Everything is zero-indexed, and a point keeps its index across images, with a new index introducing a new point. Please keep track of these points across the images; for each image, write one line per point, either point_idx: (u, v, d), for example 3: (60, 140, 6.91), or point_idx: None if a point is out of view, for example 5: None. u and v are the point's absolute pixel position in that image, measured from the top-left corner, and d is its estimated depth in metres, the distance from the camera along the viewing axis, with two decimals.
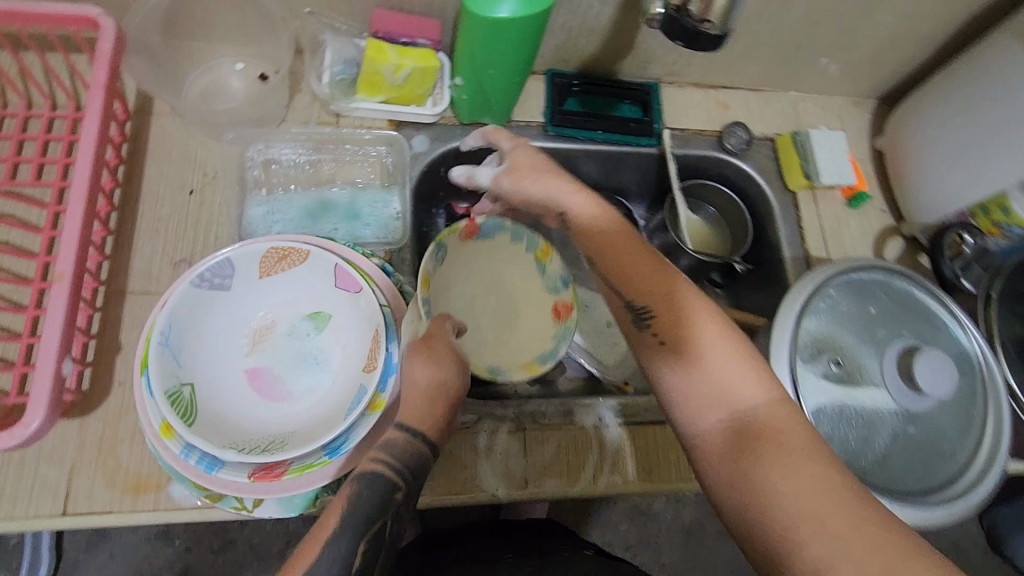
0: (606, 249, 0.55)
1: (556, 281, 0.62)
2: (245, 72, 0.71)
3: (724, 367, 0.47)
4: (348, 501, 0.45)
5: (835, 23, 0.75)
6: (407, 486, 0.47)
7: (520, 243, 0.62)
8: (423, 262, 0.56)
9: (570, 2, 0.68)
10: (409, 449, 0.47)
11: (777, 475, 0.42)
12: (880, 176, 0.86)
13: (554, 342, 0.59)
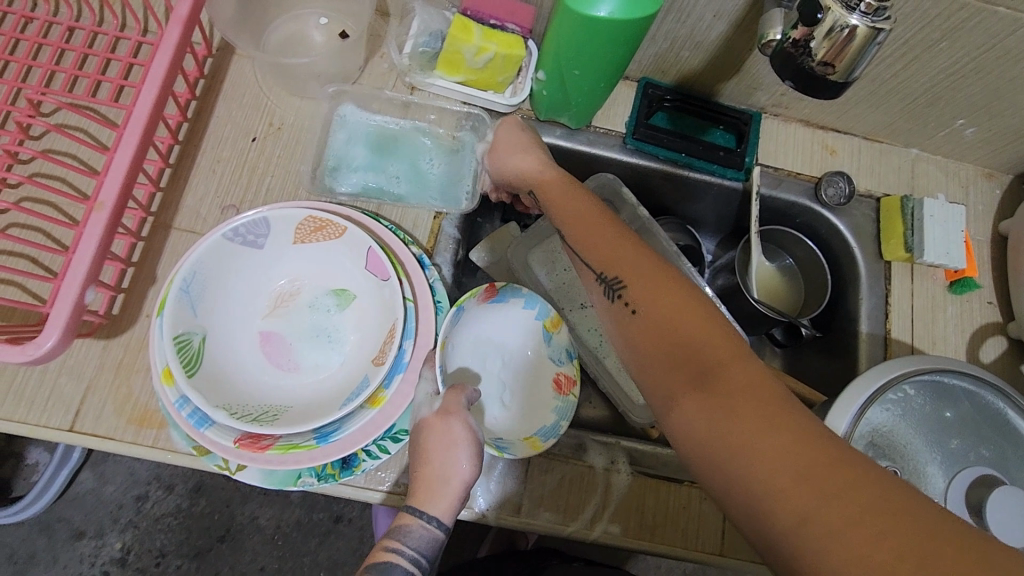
0: (576, 223, 0.56)
1: (561, 353, 0.67)
2: (328, 27, 0.69)
3: (680, 329, 0.45)
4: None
5: (983, 82, 0.65)
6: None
7: (532, 311, 0.67)
8: (441, 326, 0.55)
9: (679, 10, 0.62)
10: (426, 537, 0.44)
11: (748, 446, 0.38)
12: (996, 263, 0.75)
13: (555, 417, 0.63)
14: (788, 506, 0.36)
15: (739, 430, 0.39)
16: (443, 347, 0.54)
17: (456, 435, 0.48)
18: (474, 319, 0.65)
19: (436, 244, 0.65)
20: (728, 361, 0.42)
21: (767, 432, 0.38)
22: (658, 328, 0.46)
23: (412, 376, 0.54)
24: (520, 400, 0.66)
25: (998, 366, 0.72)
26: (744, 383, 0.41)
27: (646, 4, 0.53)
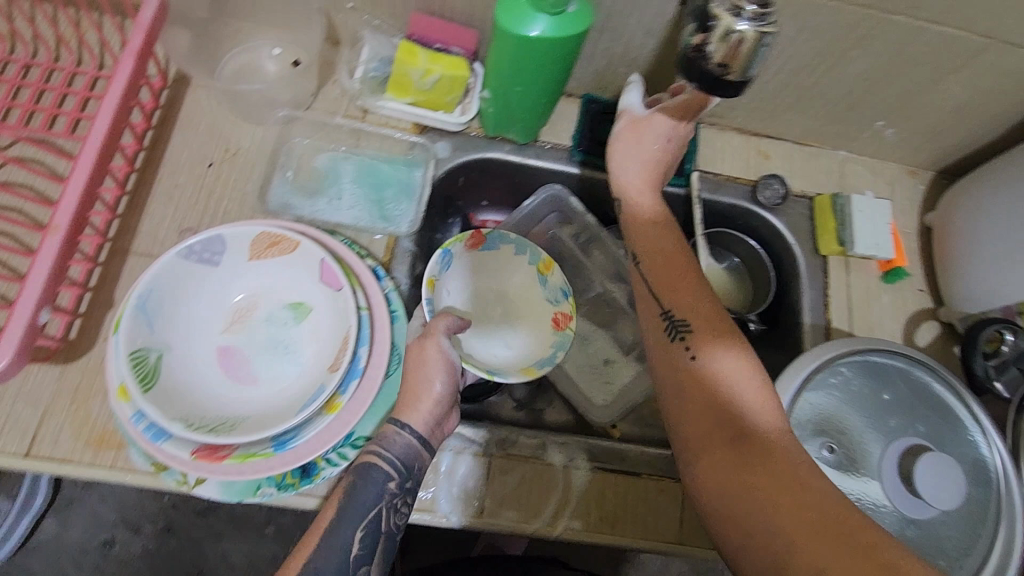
0: (657, 260, 0.61)
1: (556, 293, 0.72)
2: (280, 57, 0.72)
3: (735, 391, 0.50)
4: (342, 497, 0.49)
5: (893, 86, 0.70)
6: (401, 480, 0.50)
7: (524, 255, 0.74)
8: (429, 267, 0.67)
9: (612, 30, 0.67)
10: (401, 443, 0.51)
11: (775, 507, 0.43)
12: (924, 254, 0.80)
13: (552, 349, 0.69)
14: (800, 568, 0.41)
15: (750, 479, 0.45)
16: (431, 285, 0.65)
17: (434, 359, 0.54)
18: (469, 267, 0.73)
19: (393, 257, 0.67)
20: (770, 424, 0.48)
21: (778, 480, 0.44)
22: (712, 381, 0.51)
23: (370, 383, 0.56)
24: (512, 342, 0.72)
25: (933, 349, 0.76)
26: (773, 446, 0.47)
27: (575, 24, 0.57)
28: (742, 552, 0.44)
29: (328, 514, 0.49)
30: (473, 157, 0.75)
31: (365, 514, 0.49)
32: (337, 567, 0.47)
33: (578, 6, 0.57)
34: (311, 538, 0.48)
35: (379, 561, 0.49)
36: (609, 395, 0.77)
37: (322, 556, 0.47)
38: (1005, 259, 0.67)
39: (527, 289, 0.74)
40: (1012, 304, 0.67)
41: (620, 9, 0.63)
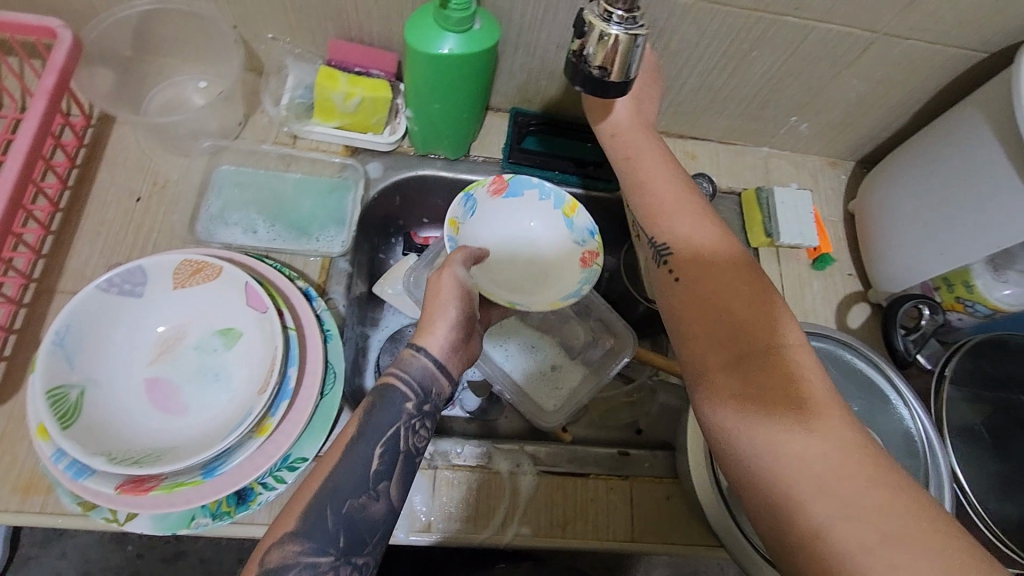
0: (640, 184, 0.59)
1: (582, 233, 0.71)
2: (206, 90, 0.74)
3: (728, 304, 0.49)
4: (361, 414, 0.50)
5: (799, 82, 0.74)
6: (420, 402, 0.51)
7: (549, 200, 0.72)
8: (452, 209, 0.69)
9: (526, 44, 0.69)
10: (419, 368, 0.52)
11: (784, 431, 0.43)
12: (850, 240, 0.84)
13: (579, 283, 0.68)
14: (806, 487, 0.41)
15: (752, 397, 0.45)
16: (453, 226, 0.68)
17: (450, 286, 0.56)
18: (496, 215, 0.72)
19: (328, 278, 0.68)
20: (803, 372, 0.45)
21: (797, 439, 0.42)
22: (745, 336, 0.47)
23: (303, 403, 0.55)
24: (539, 283, 0.70)
25: (865, 330, 0.79)
26: (795, 402, 0.43)
27: (482, 39, 0.59)
28: (741, 470, 0.44)
29: (349, 427, 0.49)
30: (404, 176, 0.75)
31: (386, 429, 0.49)
32: (358, 480, 0.47)
33: (484, 23, 0.60)
34: (332, 452, 0.48)
35: (398, 480, 0.49)
36: (559, 399, 0.77)
37: (344, 467, 0.47)
38: (918, 238, 0.70)
39: (553, 233, 0.72)
40: (929, 281, 0.72)
41: (530, 24, 0.66)
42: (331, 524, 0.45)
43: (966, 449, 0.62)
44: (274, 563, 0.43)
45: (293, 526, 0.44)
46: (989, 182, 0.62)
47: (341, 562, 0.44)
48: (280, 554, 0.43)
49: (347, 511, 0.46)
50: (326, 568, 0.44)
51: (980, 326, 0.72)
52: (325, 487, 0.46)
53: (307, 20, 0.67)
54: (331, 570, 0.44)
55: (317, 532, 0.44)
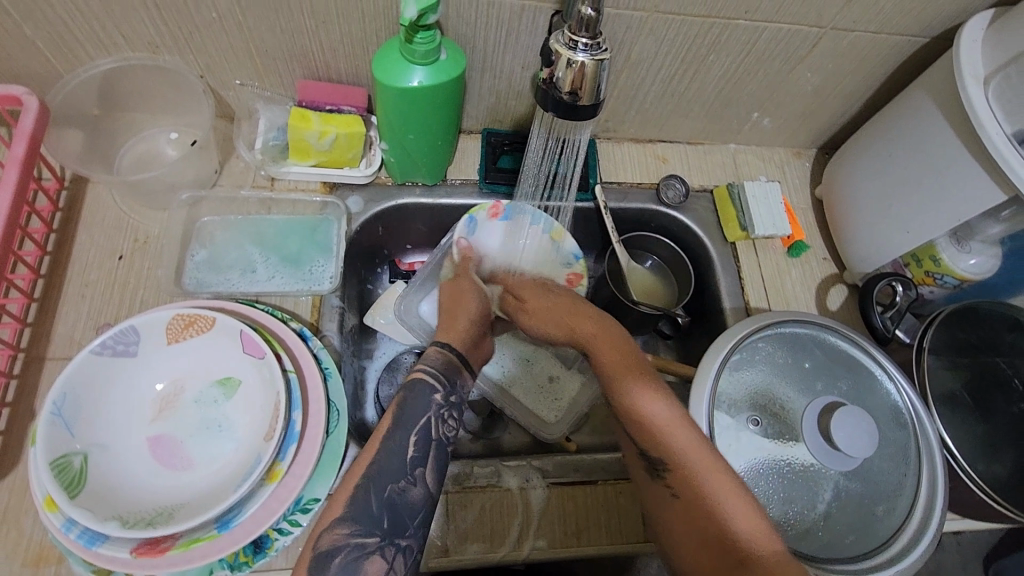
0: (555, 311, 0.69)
1: (568, 256, 0.79)
2: (178, 141, 0.74)
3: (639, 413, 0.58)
4: (399, 407, 0.55)
5: (756, 80, 0.77)
6: (446, 394, 0.58)
7: (539, 225, 0.78)
8: (456, 230, 0.76)
9: (492, 68, 0.71)
10: (440, 357, 0.60)
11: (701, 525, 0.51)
12: (821, 225, 0.87)
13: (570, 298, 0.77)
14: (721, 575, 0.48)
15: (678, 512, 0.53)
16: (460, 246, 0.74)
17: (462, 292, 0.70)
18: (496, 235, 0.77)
19: (321, 316, 0.69)
20: (697, 464, 0.53)
21: (712, 530, 0.50)
22: (616, 394, 0.61)
23: (310, 444, 0.55)
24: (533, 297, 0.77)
25: (844, 310, 0.82)
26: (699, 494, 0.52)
27: (450, 69, 0.61)
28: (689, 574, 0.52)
29: (389, 417, 0.55)
30: (384, 207, 0.76)
31: (420, 417, 0.55)
32: (397, 467, 0.52)
33: (449, 54, 0.61)
34: (373, 442, 0.54)
35: (432, 466, 0.53)
36: (560, 409, 0.79)
37: (383, 459, 0.52)
38: (884, 219, 0.73)
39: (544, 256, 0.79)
40: (898, 258, 0.75)
41: (494, 49, 0.68)
42: (375, 508, 0.49)
43: (951, 413, 0.65)
44: (328, 545, 0.47)
45: (341, 512, 0.49)
46: (943, 160, 0.65)
47: (387, 542, 0.49)
48: (331, 537, 0.48)
49: (388, 496, 0.50)
50: (373, 548, 0.48)
51: (950, 296, 0.75)
52: (367, 477, 0.51)
53: (274, 64, 0.68)
54: (378, 550, 0.48)
55: (364, 517, 0.49)
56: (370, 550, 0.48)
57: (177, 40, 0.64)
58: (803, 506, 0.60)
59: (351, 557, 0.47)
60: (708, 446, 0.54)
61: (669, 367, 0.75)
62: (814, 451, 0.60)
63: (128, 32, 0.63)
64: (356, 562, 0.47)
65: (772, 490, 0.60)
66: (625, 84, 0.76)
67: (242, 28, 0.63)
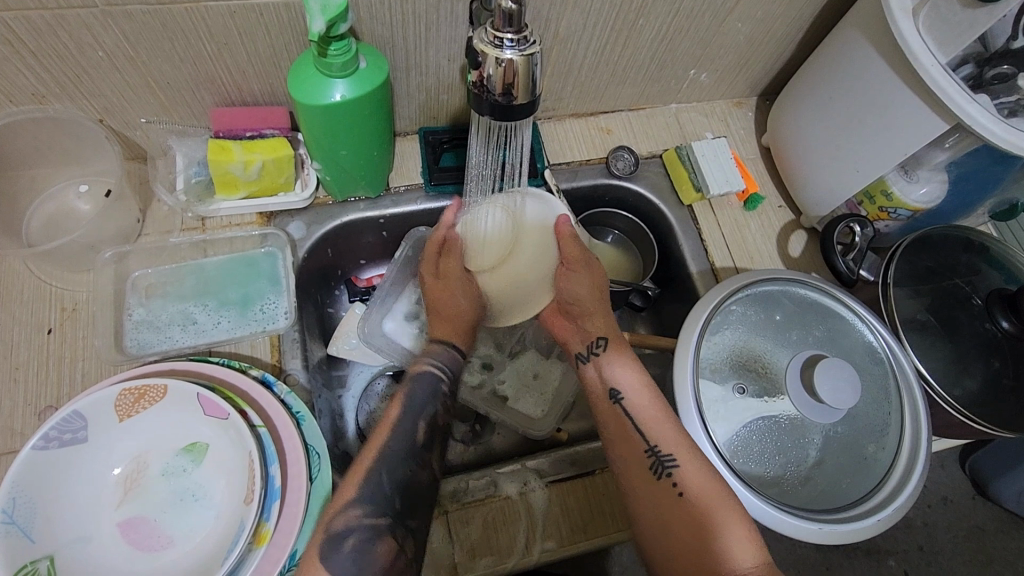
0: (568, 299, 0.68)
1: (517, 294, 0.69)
2: (91, 193, 0.68)
3: (623, 376, 0.64)
4: (406, 397, 0.60)
5: (689, 38, 0.75)
6: (449, 385, 0.64)
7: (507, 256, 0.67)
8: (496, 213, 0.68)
9: (417, 64, 0.67)
10: (447, 356, 0.66)
11: (658, 490, 0.56)
12: (772, 173, 0.87)
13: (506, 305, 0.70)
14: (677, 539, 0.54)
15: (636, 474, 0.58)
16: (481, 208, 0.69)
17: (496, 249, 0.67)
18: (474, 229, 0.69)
19: (282, 355, 0.65)
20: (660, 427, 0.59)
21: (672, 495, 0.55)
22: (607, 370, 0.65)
23: (294, 497, 0.52)
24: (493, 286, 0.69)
25: (807, 254, 0.82)
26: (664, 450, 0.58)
27: (373, 77, 0.57)
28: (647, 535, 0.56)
29: (399, 400, 0.59)
30: (329, 227, 0.72)
31: (427, 407, 0.60)
32: (408, 449, 0.56)
33: (369, 61, 0.57)
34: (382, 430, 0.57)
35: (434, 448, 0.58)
36: (545, 403, 0.78)
37: (396, 442, 0.56)
38: (833, 160, 0.73)
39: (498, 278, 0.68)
40: (851, 198, 0.75)
41: (415, 46, 0.64)
42: (388, 490, 0.53)
43: (921, 340, 0.66)
44: (340, 527, 0.50)
45: (353, 495, 0.52)
46: (882, 96, 0.65)
47: (396, 522, 0.52)
48: (344, 519, 0.50)
49: (400, 476, 0.54)
50: (385, 528, 0.51)
51: (905, 228, 0.77)
52: (380, 458, 0.54)
53: (179, 96, 0.63)
54: (389, 530, 0.51)
55: (377, 499, 0.52)
56: (382, 530, 0.51)
57: (64, 86, 0.58)
58: (797, 459, 0.61)
59: (365, 537, 0.50)
60: (668, 413, 0.60)
61: (645, 341, 0.72)
62: (799, 406, 0.60)
63: (5, 84, 0.56)
64: (369, 543, 0.50)
65: (767, 450, 0.60)
66: (558, 60, 0.73)
67: (135, 63, 0.57)
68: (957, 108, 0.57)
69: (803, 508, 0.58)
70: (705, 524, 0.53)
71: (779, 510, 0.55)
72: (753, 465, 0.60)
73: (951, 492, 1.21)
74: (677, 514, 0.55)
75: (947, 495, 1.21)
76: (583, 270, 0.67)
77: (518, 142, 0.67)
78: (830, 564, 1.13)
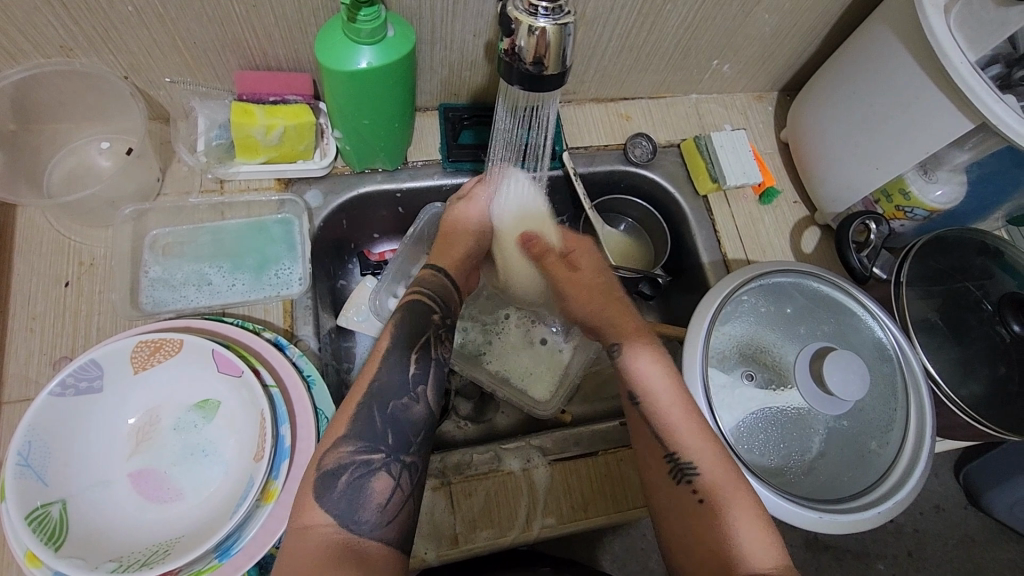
0: (598, 288, 0.71)
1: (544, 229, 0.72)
2: (112, 150, 0.68)
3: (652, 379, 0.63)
4: (395, 324, 0.60)
5: (714, 27, 0.75)
6: (442, 316, 0.63)
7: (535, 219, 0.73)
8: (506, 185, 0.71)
9: (442, 38, 0.66)
10: (435, 283, 0.65)
11: (674, 490, 0.58)
12: (789, 168, 0.87)
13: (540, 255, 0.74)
14: (686, 542, 0.55)
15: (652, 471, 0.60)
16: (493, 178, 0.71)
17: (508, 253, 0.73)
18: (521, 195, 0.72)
19: (295, 321, 0.65)
20: (689, 429, 0.59)
21: (687, 501, 0.57)
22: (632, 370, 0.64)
23: (302, 458, 0.53)
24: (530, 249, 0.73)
25: (819, 251, 0.82)
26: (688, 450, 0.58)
27: (400, 46, 0.57)
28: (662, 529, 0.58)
29: (390, 333, 0.59)
30: (345, 197, 0.72)
31: (415, 342, 0.59)
32: (398, 385, 0.56)
33: (396, 30, 0.57)
34: (371, 366, 0.57)
35: (433, 387, 0.58)
36: (552, 384, 0.78)
37: (385, 376, 0.56)
38: (853, 156, 0.73)
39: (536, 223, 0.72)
40: (869, 196, 0.75)
41: (442, 19, 0.64)
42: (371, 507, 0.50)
43: (929, 341, 0.66)
44: (334, 463, 0.51)
45: (345, 431, 0.52)
46: (909, 95, 0.65)
47: (392, 460, 0.53)
48: (337, 455, 0.51)
49: (391, 412, 0.54)
50: (378, 464, 0.52)
51: (919, 228, 0.77)
52: (372, 396, 0.55)
53: (205, 56, 0.63)
54: (383, 466, 0.52)
55: (370, 434, 0.53)
56: (375, 466, 0.52)
57: (93, 39, 0.58)
58: (801, 450, 0.61)
59: (358, 473, 0.51)
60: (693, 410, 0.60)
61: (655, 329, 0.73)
62: (807, 397, 0.61)
63: (33, 34, 0.56)
64: (361, 478, 0.51)
65: (771, 439, 0.61)
66: (583, 42, 0.73)
67: (163, 20, 0.57)
68: (983, 107, 0.57)
69: (804, 497, 0.59)
70: (717, 532, 0.54)
71: (781, 497, 0.56)
72: (758, 452, 0.60)
73: (945, 502, 1.22)
74: (693, 519, 0.56)
75: (940, 504, 1.22)
76: (588, 257, 0.74)
77: (543, 114, 0.67)
78: (819, 564, 1.13)
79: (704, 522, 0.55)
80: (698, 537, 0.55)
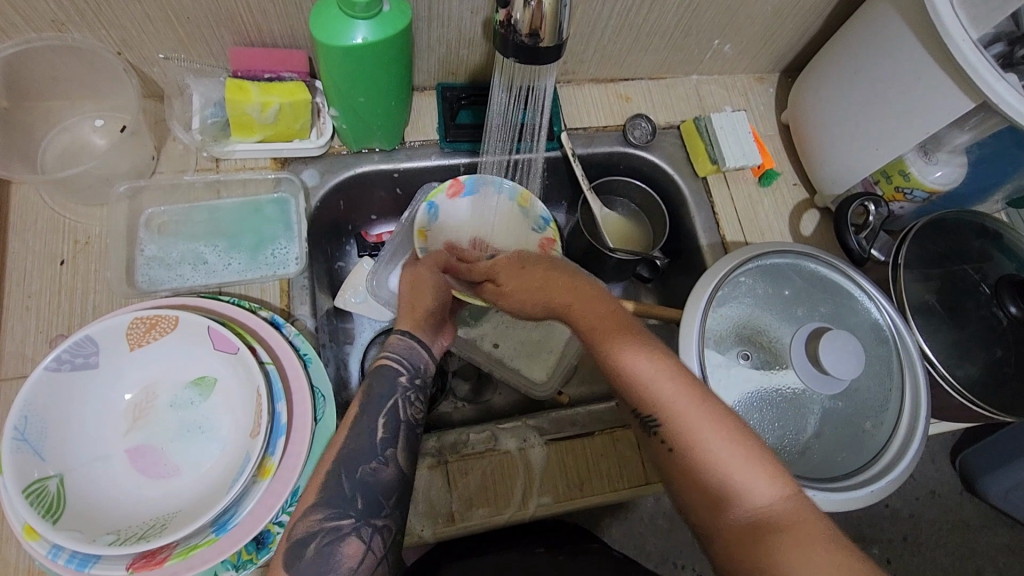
0: (540, 283, 0.61)
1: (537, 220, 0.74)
2: (106, 128, 0.68)
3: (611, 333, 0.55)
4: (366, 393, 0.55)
5: (715, 7, 0.74)
6: (412, 376, 0.57)
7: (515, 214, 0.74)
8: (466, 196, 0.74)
9: (440, 16, 0.66)
10: (403, 343, 0.59)
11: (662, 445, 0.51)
12: (789, 150, 0.86)
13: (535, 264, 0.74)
14: (688, 495, 0.48)
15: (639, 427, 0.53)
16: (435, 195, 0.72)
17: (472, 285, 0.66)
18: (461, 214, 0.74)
19: (291, 301, 0.65)
20: (659, 377, 0.51)
21: (674, 453, 0.50)
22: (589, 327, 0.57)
23: (299, 434, 0.53)
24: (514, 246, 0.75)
25: (818, 233, 0.82)
26: (658, 401, 0.51)
27: (395, 22, 0.56)
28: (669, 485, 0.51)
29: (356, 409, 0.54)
30: (342, 177, 0.72)
31: (386, 400, 0.55)
32: (367, 449, 0.52)
33: (392, 4, 0.56)
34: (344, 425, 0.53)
35: (404, 446, 0.54)
36: (550, 365, 0.78)
37: (354, 442, 0.52)
38: (852, 138, 0.73)
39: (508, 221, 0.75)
40: (868, 177, 0.74)
41: None
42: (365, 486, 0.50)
43: (926, 323, 0.66)
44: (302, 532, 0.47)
45: (315, 499, 0.49)
46: (911, 74, 0.64)
47: (362, 522, 0.49)
48: (308, 523, 0.48)
49: (361, 476, 0.50)
50: (348, 530, 0.48)
51: (920, 211, 0.77)
52: (347, 456, 0.51)
53: (199, 32, 0.62)
54: (354, 530, 0.48)
55: (339, 500, 0.49)
56: (345, 531, 0.48)
57: (84, 13, 0.57)
58: (796, 430, 0.62)
59: (328, 540, 0.47)
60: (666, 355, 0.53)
61: (651, 310, 0.72)
62: (804, 378, 0.61)
63: (24, 8, 0.56)
64: (332, 545, 0.47)
65: (766, 420, 0.61)
66: (582, 21, 0.72)
67: None
68: (985, 86, 0.56)
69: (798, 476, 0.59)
70: (708, 485, 0.47)
71: None
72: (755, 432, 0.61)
73: (941, 487, 1.23)
74: (687, 472, 0.48)
75: (936, 489, 1.23)
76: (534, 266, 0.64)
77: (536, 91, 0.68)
78: None
79: (700, 474, 0.48)
80: (696, 491, 0.48)
